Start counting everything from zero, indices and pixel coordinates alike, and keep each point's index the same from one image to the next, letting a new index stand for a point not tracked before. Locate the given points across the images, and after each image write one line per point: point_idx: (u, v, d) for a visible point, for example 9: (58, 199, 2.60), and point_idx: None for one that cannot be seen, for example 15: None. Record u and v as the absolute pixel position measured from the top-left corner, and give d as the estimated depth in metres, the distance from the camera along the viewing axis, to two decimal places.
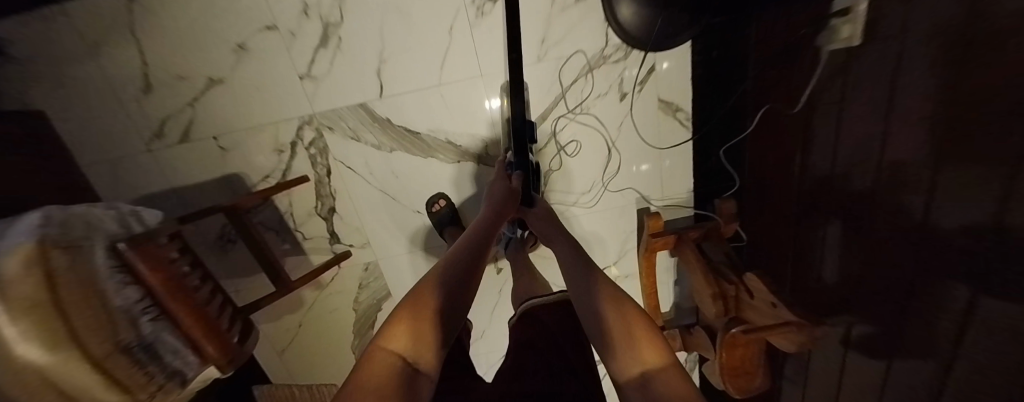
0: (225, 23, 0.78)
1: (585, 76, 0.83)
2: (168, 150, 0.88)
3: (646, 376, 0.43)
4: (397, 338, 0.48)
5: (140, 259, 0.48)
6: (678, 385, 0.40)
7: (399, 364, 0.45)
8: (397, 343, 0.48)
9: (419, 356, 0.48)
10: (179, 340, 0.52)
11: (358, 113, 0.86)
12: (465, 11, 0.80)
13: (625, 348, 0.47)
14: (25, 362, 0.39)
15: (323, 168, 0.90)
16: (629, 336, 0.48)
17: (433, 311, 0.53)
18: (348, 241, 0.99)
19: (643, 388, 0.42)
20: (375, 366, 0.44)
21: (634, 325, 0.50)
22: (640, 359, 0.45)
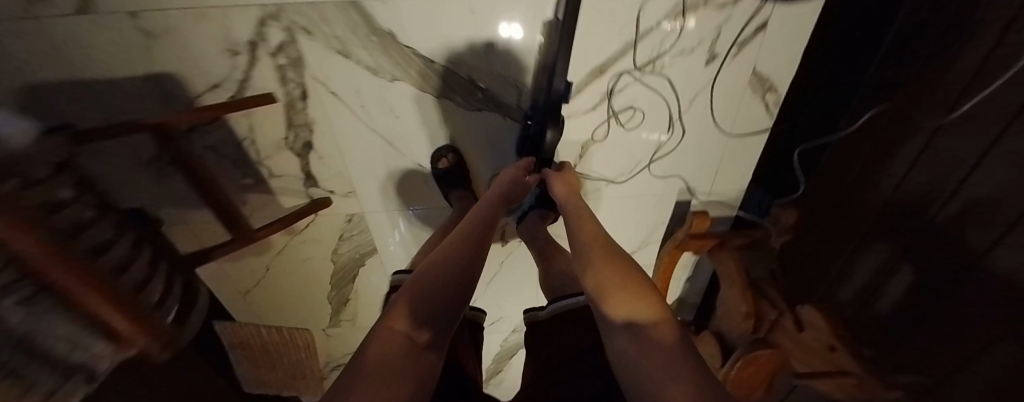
0: None
1: (678, 21, 0.58)
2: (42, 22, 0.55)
3: (639, 329, 0.36)
4: (395, 318, 0.35)
5: None
6: (676, 340, 0.34)
7: (408, 340, 0.33)
8: (402, 322, 0.35)
9: (428, 329, 0.36)
10: None
11: (346, 16, 0.58)
12: None
13: (616, 299, 0.41)
14: None
15: (294, 88, 0.67)
16: (621, 293, 0.41)
17: (440, 289, 0.40)
18: (328, 186, 0.81)
19: (634, 339, 0.35)
20: (381, 345, 0.32)
21: (634, 283, 0.43)
22: (630, 315, 0.38)
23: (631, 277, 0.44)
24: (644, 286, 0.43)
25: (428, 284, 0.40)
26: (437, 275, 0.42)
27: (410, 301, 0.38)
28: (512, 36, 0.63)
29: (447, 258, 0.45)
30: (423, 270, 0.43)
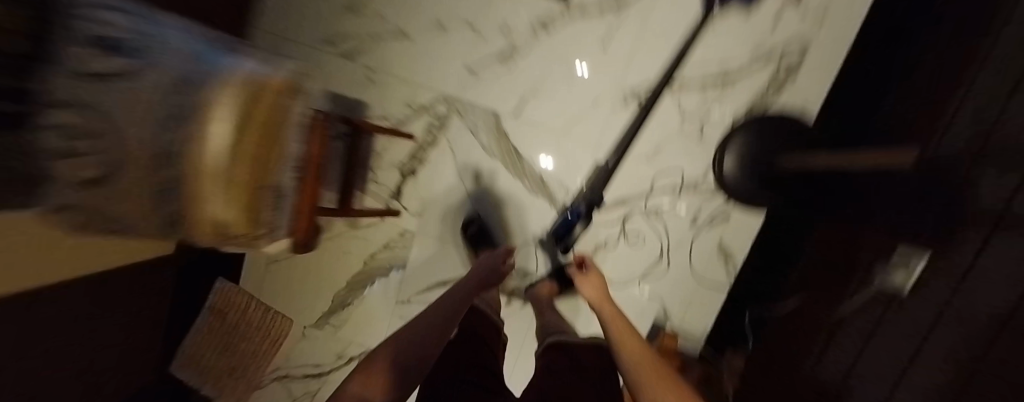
0: (445, 5, 0.95)
1: (674, 193, 0.97)
2: (329, 56, 0.97)
3: None
4: (368, 373, 0.50)
5: (317, 129, 0.56)
6: None
7: (371, 386, 0.48)
8: (371, 376, 0.49)
9: (389, 380, 0.50)
10: (292, 205, 0.57)
11: (487, 116, 0.99)
12: (613, 99, 0.95)
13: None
14: (207, 159, 0.38)
15: (428, 138, 1.01)
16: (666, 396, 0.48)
17: (399, 354, 0.55)
18: (402, 204, 1.05)
19: None
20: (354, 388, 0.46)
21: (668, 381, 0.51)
22: None
23: (667, 376, 0.52)
24: (683, 387, 0.50)
25: (388, 351, 0.55)
26: (402, 346, 0.57)
27: (378, 363, 0.52)
28: (547, 167, 1.00)
29: (407, 334, 0.60)
30: (389, 341, 0.58)
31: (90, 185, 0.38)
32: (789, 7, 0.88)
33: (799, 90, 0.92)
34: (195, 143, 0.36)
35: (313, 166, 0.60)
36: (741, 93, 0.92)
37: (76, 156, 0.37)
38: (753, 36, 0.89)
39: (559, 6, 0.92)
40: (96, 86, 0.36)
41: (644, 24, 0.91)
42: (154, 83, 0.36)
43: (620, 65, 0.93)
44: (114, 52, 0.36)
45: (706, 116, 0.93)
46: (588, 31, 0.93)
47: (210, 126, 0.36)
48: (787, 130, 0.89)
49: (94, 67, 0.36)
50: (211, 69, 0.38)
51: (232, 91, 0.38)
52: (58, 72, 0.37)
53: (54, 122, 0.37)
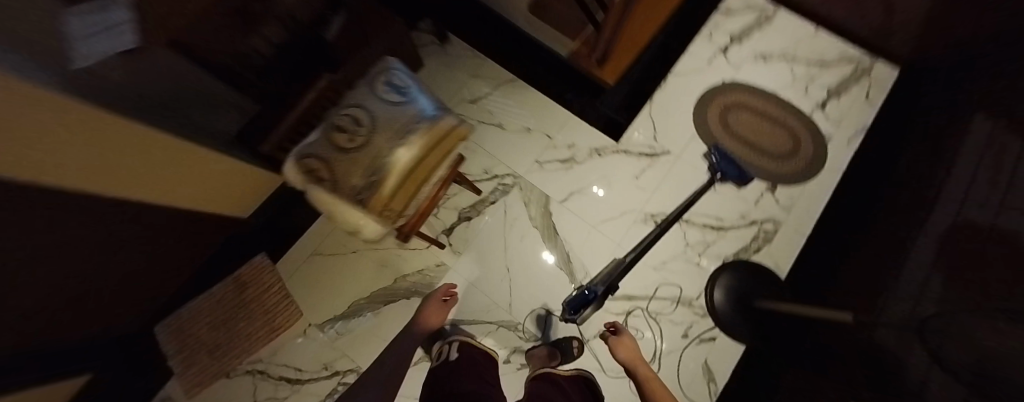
0: (536, 119, 1.35)
1: (672, 302, 1.17)
2: None
3: None
4: None
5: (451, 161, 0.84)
6: None
7: None
8: None
9: None
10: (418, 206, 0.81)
11: (541, 198, 1.27)
12: (637, 215, 1.25)
13: None
14: (414, 153, 0.68)
15: (491, 199, 1.28)
16: None
17: None
18: (449, 242, 1.24)
19: None
20: None
21: None
22: None
23: None
24: None
25: None
26: None
27: None
28: (574, 249, 1.23)
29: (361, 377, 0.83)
30: None
31: (345, 152, 0.64)
32: (768, 195, 1.25)
33: (774, 253, 1.21)
34: (413, 141, 0.67)
35: (440, 186, 0.84)
36: (731, 242, 1.21)
37: (351, 137, 0.64)
38: (741, 206, 1.24)
39: (612, 144, 1.31)
40: (387, 107, 0.67)
41: (667, 172, 1.28)
42: (409, 110, 0.68)
43: (647, 194, 1.26)
44: (396, 92, 0.68)
45: (705, 249, 1.21)
46: (628, 165, 1.29)
47: (424, 138, 0.68)
48: (759, 278, 1.17)
49: (386, 97, 0.67)
50: (434, 112, 0.70)
51: (440, 126, 0.70)
52: (360, 93, 0.67)
53: (347, 116, 0.65)
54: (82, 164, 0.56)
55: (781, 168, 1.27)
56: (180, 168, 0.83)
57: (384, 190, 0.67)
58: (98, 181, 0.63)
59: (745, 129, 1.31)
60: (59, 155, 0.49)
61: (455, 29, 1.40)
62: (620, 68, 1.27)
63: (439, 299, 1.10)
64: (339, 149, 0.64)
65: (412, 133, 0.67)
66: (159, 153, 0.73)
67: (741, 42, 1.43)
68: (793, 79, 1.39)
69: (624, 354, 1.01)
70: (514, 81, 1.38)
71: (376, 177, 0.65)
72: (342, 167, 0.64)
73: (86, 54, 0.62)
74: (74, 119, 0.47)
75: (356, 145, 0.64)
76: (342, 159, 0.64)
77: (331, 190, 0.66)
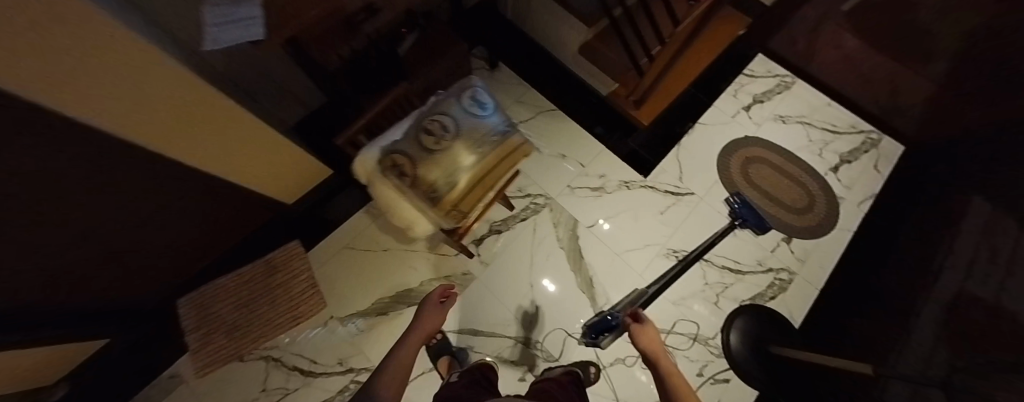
0: (571, 147, 1.44)
1: (690, 338, 1.19)
2: None
3: None
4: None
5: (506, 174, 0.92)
6: None
7: None
8: None
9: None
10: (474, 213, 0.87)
11: (569, 221, 1.33)
12: (660, 248, 1.30)
13: None
14: (487, 162, 0.76)
15: (521, 216, 1.33)
16: None
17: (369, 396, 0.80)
18: (477, 252, 1.28)
19: None
20: None
21: None
22: None
23: None
24: None
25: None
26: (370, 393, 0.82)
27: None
28: (597, 275, 1.27)
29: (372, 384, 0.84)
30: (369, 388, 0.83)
31: (430, 155, 0.71)
32: (784, 246, 1.32)
33: (788, 302, 1.25)
34: (489, 152, 0.76)
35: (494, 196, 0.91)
36: (748, 287, 1.26)
37: (436, 141, 0.72)
38: (759, 252, 1.30)
39: (640, 179, 1.40)
40: (470, 120, 0.75)
41: (690, 212, 1.35)
42: (488, 124, 0.76)
43: (670, 230, 1.32)
44: (476, 107, 0.76)
45: (723, 290, 1.25)
46: (654, 201, 1.37)
47: (498, 150, 0.76)
48: (773, 325, 1.21)
49: (469, 110, 0.76)
50: (507, 128, 0.79)
51: (511, 141, 0.79)
52: (446, 104, 0.75)
53: (434, 123, 0.73)
54: (147, 121, 0.63)
55: (796, 222, 1.35)
56: (242, 146, 0.91)
57: (458, 192, 0.74)
58: (156, 137, 0.69)
59: (764, 182, 1.40)
60: (129, 105, 0.56)
61: (505, 58, 1.53)
62: (655, 111, 1.37)
63: (438, 299, 1.04)
64: (425, 152, 0.71)
65: (488, 144, 0.75)
66: (221, 126, 0.79)
67: (763, 102, 1.55)
68: (810, 142, 1.50)
69: (646, 345, 0.99)
70: (553, 111, 1.49)
71: (453, 180, 0.72)
72: (424, 168, 0.71)
73: (215, 42, 0.69)
74: (151, 81, 0.55)
75: (440, 150, 0.72)
76: (426, 160, 0.71)
77: (410, 188, 0.72)
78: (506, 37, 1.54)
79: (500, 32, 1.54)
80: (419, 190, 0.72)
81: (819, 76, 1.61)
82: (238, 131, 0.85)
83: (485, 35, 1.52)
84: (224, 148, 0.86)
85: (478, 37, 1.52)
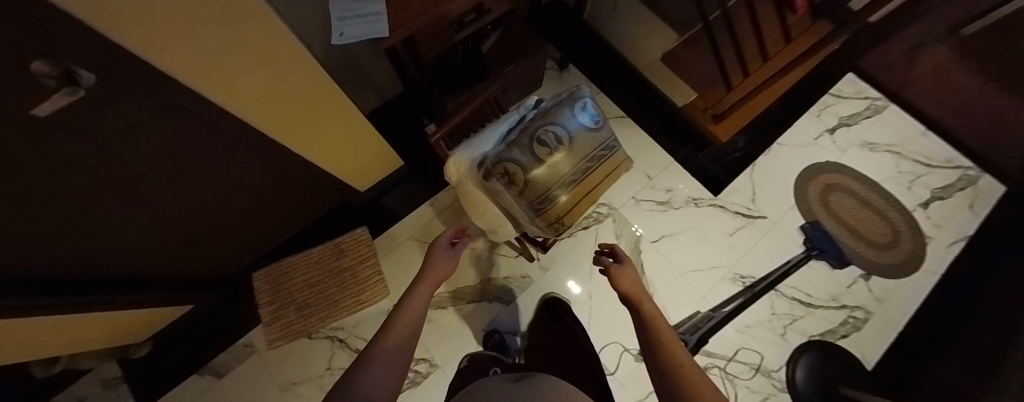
0: (638, 157, 1.39)
1: (751, 368, 1.15)
2: None
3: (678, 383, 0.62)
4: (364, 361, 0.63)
5: None
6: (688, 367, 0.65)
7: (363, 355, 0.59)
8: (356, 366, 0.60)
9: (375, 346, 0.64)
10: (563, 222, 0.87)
11: (633, 234, 1.30)
12: (726, 271, 1.25)
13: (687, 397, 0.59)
14: (595, 178, 0.75)
15: (583, 224, 1.31)
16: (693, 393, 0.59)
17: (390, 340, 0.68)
18: (538, 256, 1.28)
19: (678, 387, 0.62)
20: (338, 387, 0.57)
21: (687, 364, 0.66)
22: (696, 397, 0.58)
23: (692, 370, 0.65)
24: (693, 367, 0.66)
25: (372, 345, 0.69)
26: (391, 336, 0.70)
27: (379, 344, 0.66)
28: (659, 291, 1.23)
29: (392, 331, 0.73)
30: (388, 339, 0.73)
31: (541, 166, 0.71)
32: (861, 282, 1.24)
33: (861, 343, 1.18)
34: (597, 169, 0.74)
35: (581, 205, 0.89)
36: (819, 321, 1.20)
37: (549, 153, 0.71)
38: (833, 287, 1.23)
39: (710, 197, 1.34)
40: (582, 132, 0.73)
41: (761, 236, 1.29)
42: (600, 139, 0.74)
43: (738, 254, 1.27)
44: (589, 121, 0.74)
45: (791, 322, 1.19)
46: (723, 221, 1.31)
47: (605, 168, 0.76)
48: (842, 365, 1.14)
49: (583, 122, 0.73)
50: (617, 145, 0.77)
51: (618, 160, 0.77)
52: (560, 114, 0.73)
53: (548, 134, 0.71)
54: (239, 81, 0.63)
55: (877, 258, 1.26)
56: (329, 126, 0.91)
57: (564, 206, 0.73)
58: (247, 102, 0.69)
59: (844, 212, 1.32)
60: (224, 55, 0.55)
61: (576, 59, 1.49)
62: (733, 128, 1.34)
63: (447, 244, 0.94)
64: (537, 163, 0.71)
65: (598, 161, 0.74)
66: (304, 98, 0.78)
67: (849, 126, 1.45)
68: (897, 174, 1.39)
69: (625, 288, 0.95)
70: (622, 118, 1.44)
71: (562, 194, 0.72)
72: (535, 179, 0.71)
73: (342, 36, 0.73)
74: (242, 28, 0.53)
75: (552, 163, 0.71)
76: (538, 172, 0.71)
77: (518, 198, 0.72)
78: (578, 37, 1.49)
79: (573, 32, 1.50)
80: (527, 200, 0.72)
81: (917, 102, 1.48)
82: (318, 109, 0.84)
83: (558, 34, 1.48)
84: (308, 125, 0.86)
85: (551, 36, 1.48)
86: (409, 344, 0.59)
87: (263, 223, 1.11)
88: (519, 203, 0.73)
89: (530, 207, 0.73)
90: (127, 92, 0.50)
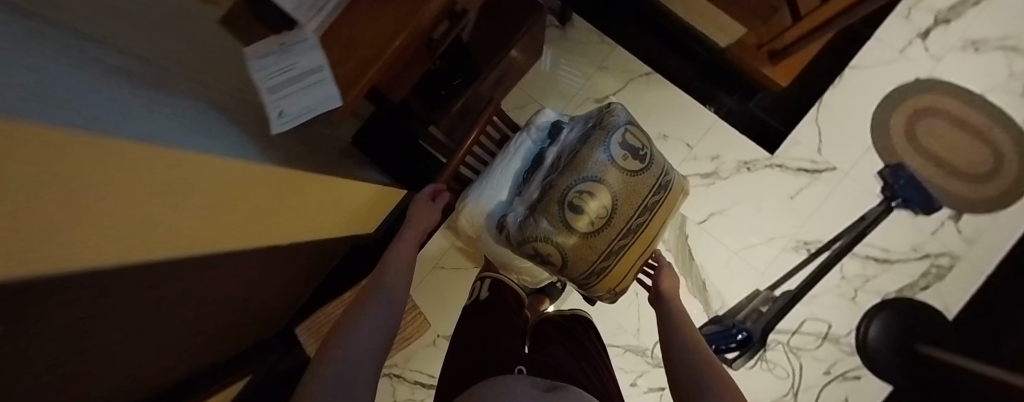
0: (674, 122, 1.16)
1: (817, 337, 1.09)
2: None
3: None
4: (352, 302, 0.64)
5: None
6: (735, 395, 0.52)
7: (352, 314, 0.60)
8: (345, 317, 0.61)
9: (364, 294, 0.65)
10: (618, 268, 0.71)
11: (677, 217, 1.15)
12: (788, 239, 1.12)
13: None
14: (654, 231, 0.58)
15: None
16: None
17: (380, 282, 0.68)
18: None
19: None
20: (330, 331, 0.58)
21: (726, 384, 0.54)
22: None
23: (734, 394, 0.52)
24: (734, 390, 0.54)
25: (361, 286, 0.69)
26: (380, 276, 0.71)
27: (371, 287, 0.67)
28: (711, 275, 1.14)
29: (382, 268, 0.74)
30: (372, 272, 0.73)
31: (581, 233, 0.54)
32: (949, 225, 1.08)
33: (945, 292, 1.07)
34: (655, 219, 0.57)
35: None
36: (896, 278, 1.08)
37: (589, 215, 0.54)
38: (915, 236, 1.08)
39: (765, 157, 1.13)
40: (628, 176, 0.55)
41: (829, 192, 1.11)
42: (652, 178, 0.56)
43: (801, 219, 1.12)
44: (635, 157, 0.55)
45: (862, 284, 1.09)
46: (783, 183, 1.13)
47: (664, 214, 0.58)
48: (921, 319, 1.06)
49: (626, 161, 0.55)
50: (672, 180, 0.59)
51: (676, 197, 0.60)
52: (593, 157, 0.55)
53: (582, 189, 0.54)
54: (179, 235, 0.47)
55: (971, 194, 1.07)
56: (315, 197, 0.76)
57: (618, 273, 0.58)
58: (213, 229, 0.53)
59: (935, 144, 1.09)
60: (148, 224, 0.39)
61: (582, 9, 1.19)
62: (799, 66, 1.03)
63: (426, 197, 0.85)
64: (576, 230, 0.54)
65: (655, 207, 0.56)
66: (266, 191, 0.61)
67: (948, 24, 1.11)
68: (1009, 77, 1.09)
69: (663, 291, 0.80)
70: (649, 74, 1.18)
71: (613, 262, 0.57)
72: (576, 249, 0.55)
73: (283, 114, 0.53)
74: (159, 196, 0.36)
75: (597, 227, 0.54)
76: (577, 240, 0.55)
77: (557, 272, 0.58)
78: None
79: None
80: (568, 274, 0.58)
81: None
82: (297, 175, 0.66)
83: None
84: (289, 201, 0.69)
85: None
86: (391, 320, 0.62)
87: (289, 289, 1.06)
88: (559, 276, 0.59)
89: (574, 280, 0.58)
90: (74, 305, 0.38)
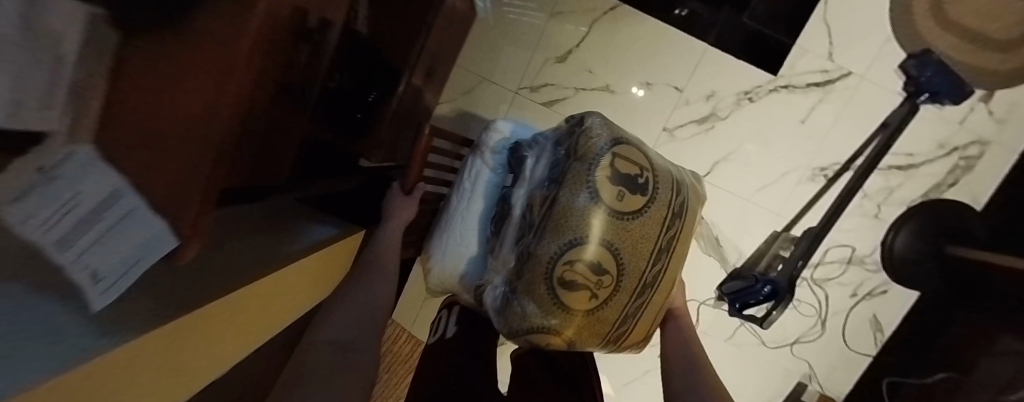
0: (658, 64, 0.95)
1: (842, 263, 1.03)
2: (532, 102, 0.99)
3: None
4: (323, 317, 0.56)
5: None
6: None
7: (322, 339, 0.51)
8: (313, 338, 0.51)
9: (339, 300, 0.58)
10: None
11: None
12: (803, 170, 0.99)
13: None
14: (674, 268, 0.44)
15: None
16: None
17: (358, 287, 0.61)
18: None
19: None
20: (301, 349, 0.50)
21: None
22: None
23: None
24: None
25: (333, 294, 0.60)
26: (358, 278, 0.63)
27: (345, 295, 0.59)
28: (724, 229, 1.03)
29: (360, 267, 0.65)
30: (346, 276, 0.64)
31: (585, 310, 0.40)
32: (980, 109, 0.94)
33: (972, 184, 0.98)
34: (675, 256, 0.43)
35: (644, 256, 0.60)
36: (922, 181, 0.98)
37: (589, 286, 0.39)
38: (940, 131, 0.96)
39: (769, 80, 0.95)
40: (630, 218, 0.39)
41: (845, 104, 0.95)
42: (662, 208, 0.41)
43: (815, 143, 0.97)
44: (633, 188, 0.39)
45: (886, 197, 0.99)
46: (792, 108, 0.96)
47: (684, 244, 0.44)
48: (950, 218, 0.98)
49: (622, 199, 0.39)
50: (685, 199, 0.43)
51: (693, 215, 0.45)
52: (577, 207, 0.38)
53: (572, 256, 0.38)
54: None
55: (1006, 65, 0.92)
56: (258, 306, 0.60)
57: (641, 330, 0.46)
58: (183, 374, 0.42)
59: (964, 12, 0.90)
60: None
61: None
62: None
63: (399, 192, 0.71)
64: (578, 308, 0.40)
65: (671, 243, 0.42)
66: None
67: None
68: None
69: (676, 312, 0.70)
70: (615, 8, 0.92)
71: (632, 324, 0.44)
72: (583, 329, 0.41)
73: (103, 272, 0.32)
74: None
75: (603, 297, 0.40)
76: (583, 318, 0.40)
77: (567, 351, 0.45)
78: None
79: None
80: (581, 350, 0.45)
81: None
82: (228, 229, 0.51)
83: None
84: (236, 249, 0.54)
85: None
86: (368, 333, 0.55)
87: None
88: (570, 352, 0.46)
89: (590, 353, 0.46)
90: None
